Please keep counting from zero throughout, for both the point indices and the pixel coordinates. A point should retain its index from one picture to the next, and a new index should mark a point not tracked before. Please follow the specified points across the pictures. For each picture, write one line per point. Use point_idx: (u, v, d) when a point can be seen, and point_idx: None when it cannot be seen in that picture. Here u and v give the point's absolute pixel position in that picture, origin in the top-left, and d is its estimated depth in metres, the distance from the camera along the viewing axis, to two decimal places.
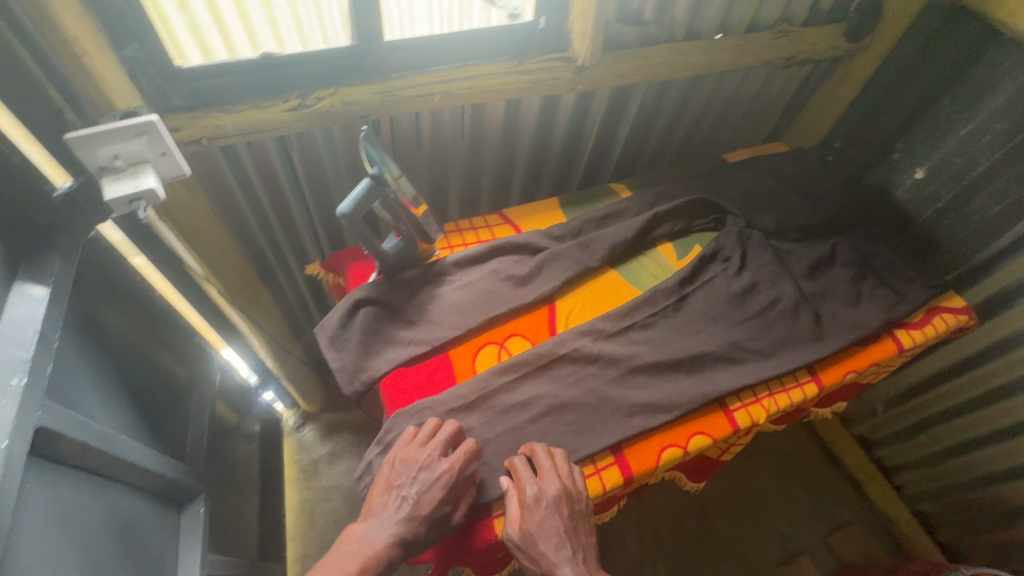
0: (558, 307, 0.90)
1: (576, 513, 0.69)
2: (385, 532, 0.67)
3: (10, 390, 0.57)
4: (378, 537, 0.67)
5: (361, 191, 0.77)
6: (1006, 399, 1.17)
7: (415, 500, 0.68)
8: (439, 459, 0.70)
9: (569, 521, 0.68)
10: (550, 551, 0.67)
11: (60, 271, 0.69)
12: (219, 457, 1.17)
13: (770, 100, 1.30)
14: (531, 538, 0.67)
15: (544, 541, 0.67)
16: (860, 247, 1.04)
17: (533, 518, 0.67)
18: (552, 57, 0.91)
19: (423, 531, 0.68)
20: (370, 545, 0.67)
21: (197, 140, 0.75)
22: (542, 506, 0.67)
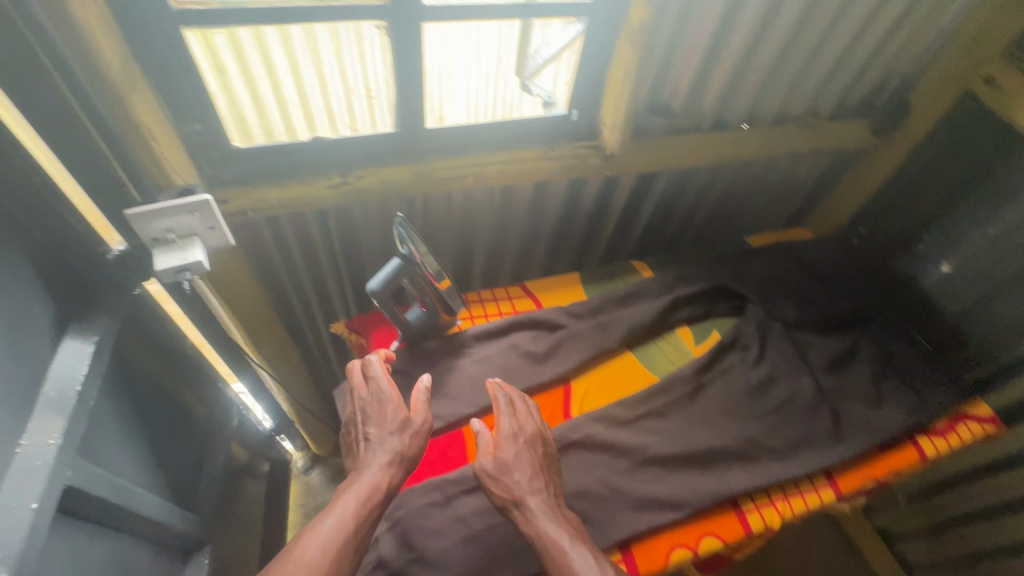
0: (573, 388, 0.91)
1: (542, 454, 0.75)
2: (371, 467, 0.72)
3: (45, 449, 0.61)
4: (370, 473, 0.71)
5: (390, 267, 0.82)
6: None
7: (385, 427, 0.76)
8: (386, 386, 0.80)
9: (535, 455, 0.74)
10: (515, 480, 0.71)
11: (105, 329, 0.73)
12: (226, 501, 1.18)
13: (794, 185, 1.32)
14: (506, 466, 0.72)
15: (510, 470, 0.71)
16: (882, 343, 1.03)
17: (509, 451, 0.73)
18: (583, 145, 0.95)
19: (404, 448, 0.75)
20: (365, 481, 0.70)
21: (243, 212, 0.80)
22: (519, 441, 0.75)
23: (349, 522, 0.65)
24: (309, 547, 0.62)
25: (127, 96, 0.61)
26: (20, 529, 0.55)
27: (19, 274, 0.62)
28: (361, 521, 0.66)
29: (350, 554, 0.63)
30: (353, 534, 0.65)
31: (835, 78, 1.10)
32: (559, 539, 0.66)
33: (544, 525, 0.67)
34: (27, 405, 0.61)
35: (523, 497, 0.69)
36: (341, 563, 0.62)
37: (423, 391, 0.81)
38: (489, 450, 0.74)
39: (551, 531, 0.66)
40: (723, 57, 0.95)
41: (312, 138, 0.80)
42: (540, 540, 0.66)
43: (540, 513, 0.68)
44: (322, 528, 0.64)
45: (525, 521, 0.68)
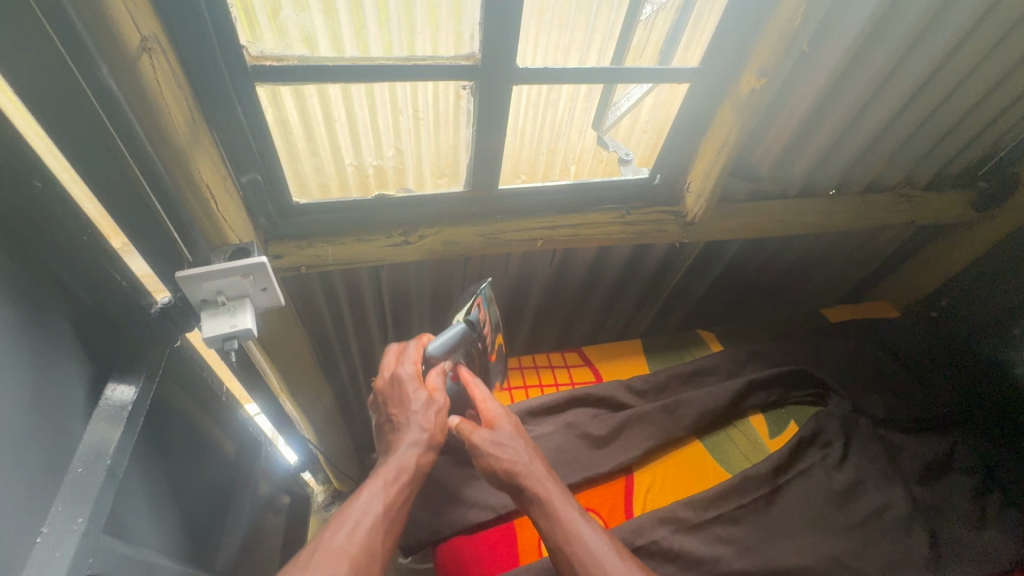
0: (635, 480, 0.82)
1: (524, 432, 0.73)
2: (402, 446, 0.67)
3: (68, 536, 0.54)
4: (396, 454, 0.66)
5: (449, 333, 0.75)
6: None
7: (407, 407, 0.70)
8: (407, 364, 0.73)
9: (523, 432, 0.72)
10: (510, 449, 0.67)
11: (144, 387, 0.67)
12: (248, 547, 1.12)
13: (875, 254, 1.21)
14: (506, 434, 0.69)
15: (504, 440, 0.68)
16: (982, 450, 0.91)
17: (505, 423, 0.71)
18: (661, 210, 0.87)
19: (428, 425, 0.69)
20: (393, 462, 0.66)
21: (297, 268, 0.74)
22: (512, 417, 0.73)
23: (379, 504, 0.61)
24: (339, 527, 0.57)
25: (190, 156, 0.55)
26: None
27: (51, 336, 0.56)
28: (393, 501, 0.62)
29: (386, 536, 0.59)
30: (385, 513, 0.60)
31: (940, 147, 1.00)
32: (564, 505, 0.62)
33: (545, 489, 0.64)
34: (52, 484, 0.55)
35: (520, 466, 0.65)
36: (376, 546, 0.57)
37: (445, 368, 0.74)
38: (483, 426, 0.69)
39: (554, 495, 0.63)
40: (825, 123, 0.87)
41: (371, 196, 0.74)
42: (542, 504, 0.63)
43: (539, 478, 0.65)
44: (352, 508, 0.60)
45: (522, 487, 0.64)
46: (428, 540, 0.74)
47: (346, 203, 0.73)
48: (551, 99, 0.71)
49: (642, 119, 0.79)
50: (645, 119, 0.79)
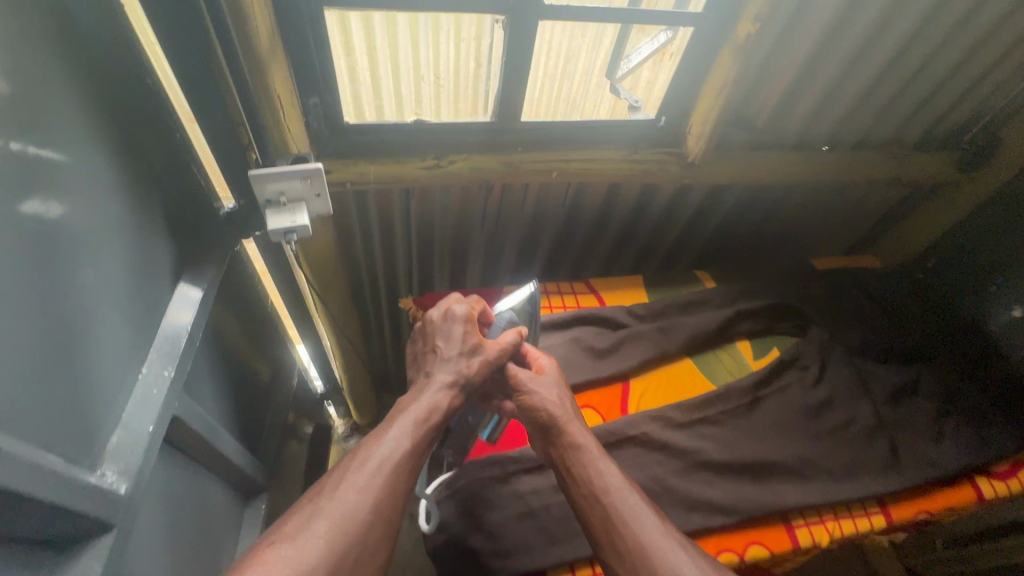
0: (631, 386, 0.93)
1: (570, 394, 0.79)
2: (439, 383, 0.72)
3: (161, 379, 0.67)
4: (431, 394, 0.70)
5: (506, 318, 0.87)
6: None
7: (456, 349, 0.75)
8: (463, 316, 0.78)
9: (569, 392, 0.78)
10: (556, 402, 0.74)
11: (211, 278, 0.79)
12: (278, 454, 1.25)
13: (867, 212, 1.30)
14: (549, 393, 0.74)
15: (551, 392, 0.75)
16: (947, 381, 1.01)
17: (549, 385, 0.76)
18: (663, 151, 0.97)
19: (466, 369, 0.73)
20: (423, 403, 0.69)
21: (342, 183, 0.85)
22: (555, 381, 0.78)
23: (406, 442, 0.64)
24: (367, 461, 0.60)
25: (268, 67, 0.67)
26: (140, 446, 0.62)
27: (147, 217, 0.68)
28: (419, 441, 0.65)
29: (410, 473, 0.62)
30: (411, 453, 0.63)
31: (925, 107, 1.08)
32: (601, 457, 0.68)
33: (582, 441, 0.69)
34: (148, 339, 0.68)
35: (563, 417, 0.72)
36: (398, 483, 0.60)
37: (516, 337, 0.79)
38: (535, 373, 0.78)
39: (591, 449, 0.69)
40: (816, 77, 0.96)
41: (411, 120, 0.86)
42: (582, 457, 0.68)
43: (580, 433, 0.70)
44: (380, 444, 0.63)
45: (563, 435, 0.70)
46: None
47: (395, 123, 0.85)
48: (571, 51, 0.84)
49: (655, 92, 0.94)
50: (657, 92, 0.94)
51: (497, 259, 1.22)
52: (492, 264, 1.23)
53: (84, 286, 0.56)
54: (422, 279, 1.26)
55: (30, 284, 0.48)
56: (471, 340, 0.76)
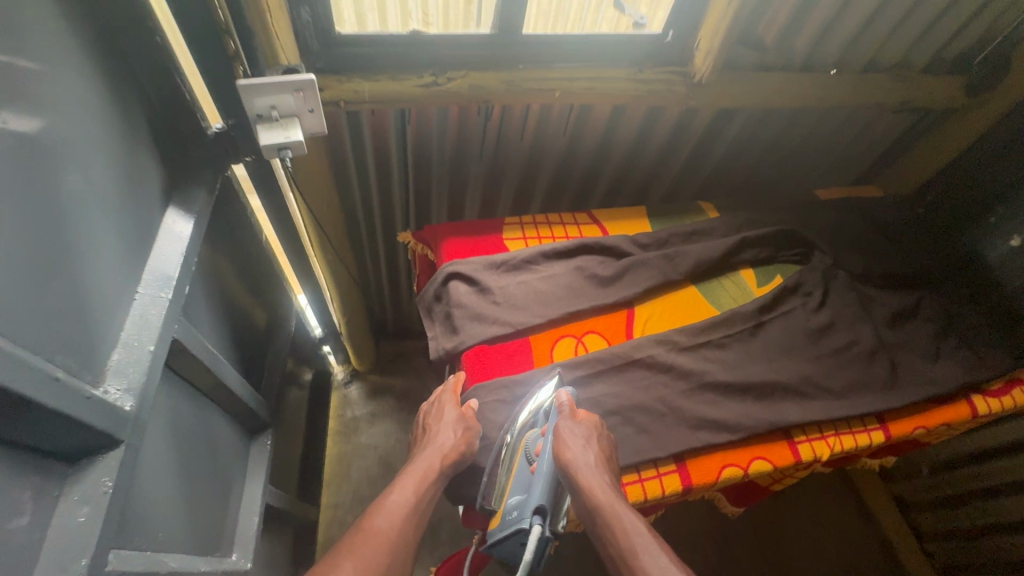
0: (636, 313, 0.92)
1: (607, 445, 0.75)
2: (434, 449, 0.76)
3: (159, 301, 0.64)
4: (426, 459, 0.76)
5: (545, 391, 0.80)
6: None
7: (444, 422, 0.80)
8: (453, 397, 0.84)
9: (604, 444, 0.74)
10: (585, 456, 0.70)
11: (203, 202, 0.75)
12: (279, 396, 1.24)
13: (871, 143, 1.27)
14: (576, 450, 0.70)
15: (582, 444, 0.72)
16: (946, 305, 1.02)
17: (578, 439, 0.72)
18: (669, 70, 0.93)
19: (457, 441, 0.77)
20: (420, 466, 0.75)
21: (336, 102, 0.81)
22: (589, 434, 0.74)
23: (409, 500, 0.71)
24: (377, 519, 0.67)
25: None
26: (142, 365, 0.59)
27: (132, 130, 0.64)
28: (420, 499, 0.72)
29: (415, 526, 0.69)
30: (413, 511, 0.70)
31: (939, 26, 1.04)
32: (632, 519, 0.65)
33: (610, 502, 0.66)
34: (139, 258, 0.64)
35: (592, 475, 0.68)
36: (407, 535, 0.67)
37: (568, 403, 0.77)
38: (567, 419, 0.75)
39: (621, 512, 0.66)
40: None
41: (406, 31, 0.81)
42: (608, 518, 0.65)
43: (610, 494, 0.67)
44: (386, 505, 0.69)
45: (591, 493, 0.67)
46: (455, 349, 0.85)
47: (386, 34, 0.80)
48: None
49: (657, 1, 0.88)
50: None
51: (495, 194, 1.19)
52: (491, 199, 1.20)
53: (73, 191, 0.53)
54: (420, 216, 1.23)
55: (15, 184, 0.45)
56: (461, 415, 0.80)
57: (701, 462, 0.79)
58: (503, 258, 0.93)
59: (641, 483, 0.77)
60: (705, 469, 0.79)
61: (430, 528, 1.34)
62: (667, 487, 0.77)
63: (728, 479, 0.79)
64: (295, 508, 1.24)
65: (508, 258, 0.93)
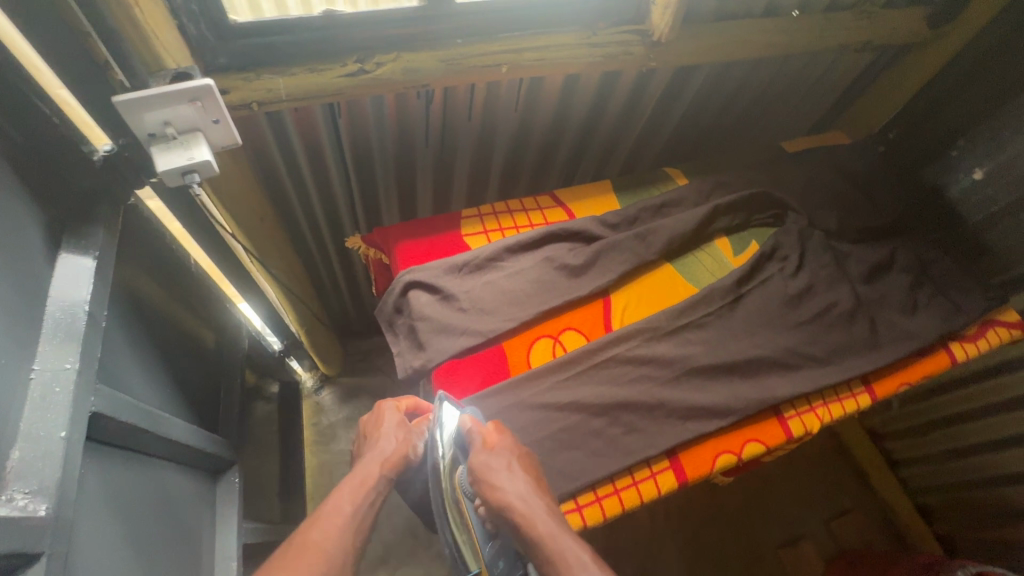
0: (613, 300, 0.87)
1: (529, 469, 0.68)
2: (375, 454, 0.72)
3: (63, 374, 0.54)
4: (366, 465, 0.70)
5: (449, 417, 0.71)
6: None
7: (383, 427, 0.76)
8: (393, 401, 0.80)
9: (525, 467, 0.67)
10: (515, 486, 0.63)
11: (104, 241, 0.64)
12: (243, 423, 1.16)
13: (833, 88, 1.21)
14: (500, 486, 0.63)
15: (505, 474, 0.64)
16: (919, 252, 1.01)
17: (499, 473, 0.64)
18: (625, 30, 0.83)
19: (398, 444, 0.73)
20: (361, 471, 0.69)
21: (248, 104, 0.69)
22: (507, 465, 0.66)
23: (348, 508, 0.64)
24: (314, 526, 0.61)
25: None
26: (53, 457, 0.51)
27: None
28: (361, 506, 0.65)
29: (357, 533, 0.62)
30: (353, 516, 0.63)
31: None
32: (575, 551, 0.57)
33: (553, 534, 0.58)
34: (31, 330, 0.54)
35: (530, 505, 0.61)
36: (348, 540, 0.61)
37: (475, 426, 0.70)
38: (481, 449, 0.67)
39: (566, 542, 0.58)
40: None
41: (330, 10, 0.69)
42: (558, 557, 0.56)
43: (549, 522, 0.60)
44: (323, 512, 0.63)
45: (534, 527, 0.59)
46: (424, 367, 0.78)
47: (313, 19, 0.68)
48: None
49: None
50: None
51: (448, 180, 1.09)
52: (444, 187, 1.10)
53: None
54: (369, 213, 1.12)
55: None
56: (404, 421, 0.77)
57: (692, 456, 0.76)
58: (465, 259, 0.85)
59: (636, 486, 0.74)
60: (695, 462, 0.76)
61: (424, 528, 1.30)
62: (663, 486, 0.74)
63: (721, 467, 0.76)
64: (277, 534, 1.18)
65: (470, 258, 0.85)
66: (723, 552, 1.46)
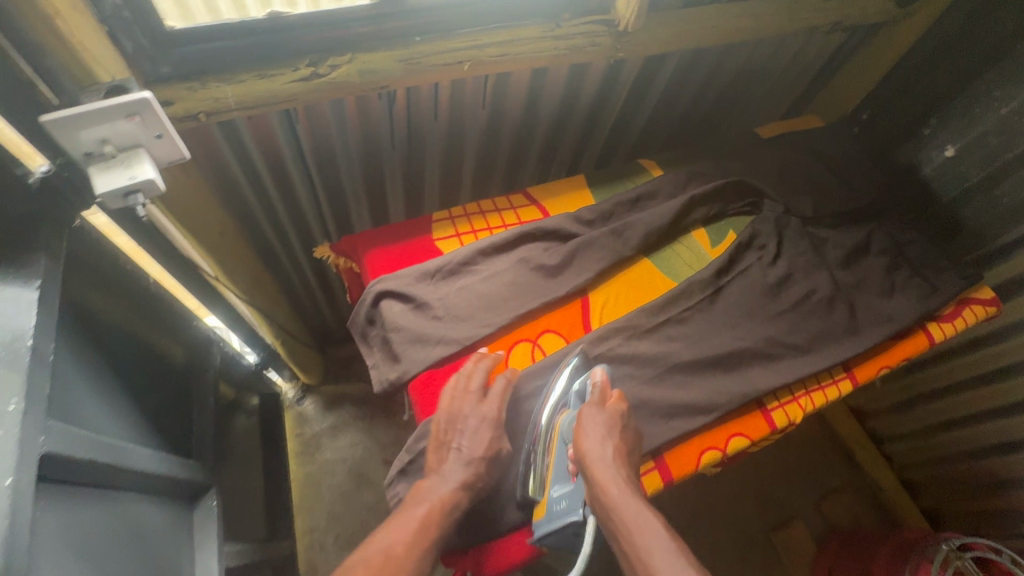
0: (592, 300, 0.85)
1: (629, 436, 0.70)
2: (453, 480, 0.67)
3: (7, 417, 0.50)
4: (446, 486, 0.66)
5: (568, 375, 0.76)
6: (1005, 380, 1.21)
7: (469, 440, 0.69)
8: (479, 403, 0.71)
9: (625, 437, 0.69)
10: (601, 449, 0.66)
11: (48, 267, 0.58)
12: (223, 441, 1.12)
13: (805, 70, 1.20)
14: (589, 442, 0.67)
15: (600, 435, 0.67)
16: (894, 234, 1.00)
17: (593, 431, 0.68)
18: (590, 20, 0.80)
19: (479, 466, 0.69)
20: (437, 498, 0.66)
21: (194, 116, 0.66)
22: (608, 425, 0.69)
23: (411, 538, 0.62)
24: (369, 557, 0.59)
25: None
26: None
27: None
28: (432, 536, 0.63)
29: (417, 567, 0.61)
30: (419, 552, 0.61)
31: None
32: (647, 522, 0.61)
33: (619, 501, 0.62)
34: None
35: (607, 471, 0.64)
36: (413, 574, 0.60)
37: (601, 384, 0.73)
38: (592, 404, 0.70)
39: (635, 511, 0.61)
40: None
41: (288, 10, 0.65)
42: (618, 516, 0.61)
43: (623, 491, 0.63)
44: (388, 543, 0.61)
45: (600, 490, 0.63)
46: (399, 381, 0.75)
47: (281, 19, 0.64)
48: None
49: None
50: None
51: (419, 182, 1.06)
52: (416, 188, 1.07)
53: None
54: (339, 219, 1.09)
55: None
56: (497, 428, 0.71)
57: (677, 455, 0.75)
58: (436, 265, 0.83)
59: None
60: (681, 461, 0.75)
61: None
62: (648, 487, 0.73)
63: (707, 464, 0.76)
64: (263, 552, 1.15)
65: (441, 264, 0.83)
66: (716, 538, 1.48)
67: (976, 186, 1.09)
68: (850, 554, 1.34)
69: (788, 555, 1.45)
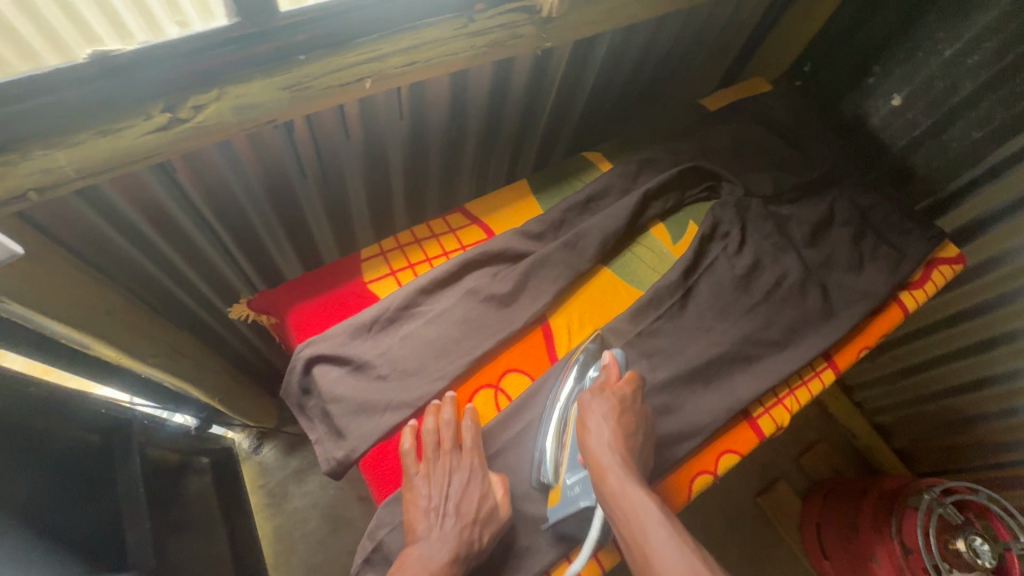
0: (553, 326, 0.77)
1: (635, 423, 0.63)
2: (442, 547, 0.58)
3: None
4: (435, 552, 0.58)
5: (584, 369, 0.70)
6: (957, 325, 1.20)
7: (456, 497, 0.61)
8: (459, 457, 0.64)
9: (631, 421, 0.63)
10: (601, 434, 0.61)
11: None
12: (181, 514, 1.01)
13: (744, 30, 1.11)
14: (588, 427, 0.62)
15: (598, 419, 0.62)
16: (856, 200, 0.95)
17: (591, 418, 0.62)
18: (506, 8, 0.68)
19: (472, 527, 0.60)
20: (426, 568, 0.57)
21: (23, 194, 0.52)
22: (606, 412, 0.63)
23: None
24: None
25: None
26: None
27: None
28: None
29: None
30: None
31: None
32: (643, 503, 0.54)
33: (616, 487, 0.55)
34: None
35: (605, 456, 0.59)
36: None
37: (612, 365, 0.68)
38: (593, 392, 0.65)
39: (632, 494, 0.54)
40: None
41: (165, 38, 0.52)
42: (613, 499, 0.55)
43: (620, 476, 0.56)
44: None
45: (598, 474, 0.57)
46: (349, 460, 0.65)
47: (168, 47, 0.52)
48: None
49: None
50: None
51: (343, 210, 0.93)
52: (341, 217, 0.94)
53: None
54: (259, 263, 0.95)
55: None
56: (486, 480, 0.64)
57: (669, 486, 0.69)
58: (373, 314, 0.72)
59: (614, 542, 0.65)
60: (673, 493, 0.69)
61: None
62: None
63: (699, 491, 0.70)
64: None
65: (379, 312, 0.72)
66: (707, 514, 1.46)
67: (924, 134, 1.04)
68: (835, 501, 1.32)
69: (779, 518, 1.45)
